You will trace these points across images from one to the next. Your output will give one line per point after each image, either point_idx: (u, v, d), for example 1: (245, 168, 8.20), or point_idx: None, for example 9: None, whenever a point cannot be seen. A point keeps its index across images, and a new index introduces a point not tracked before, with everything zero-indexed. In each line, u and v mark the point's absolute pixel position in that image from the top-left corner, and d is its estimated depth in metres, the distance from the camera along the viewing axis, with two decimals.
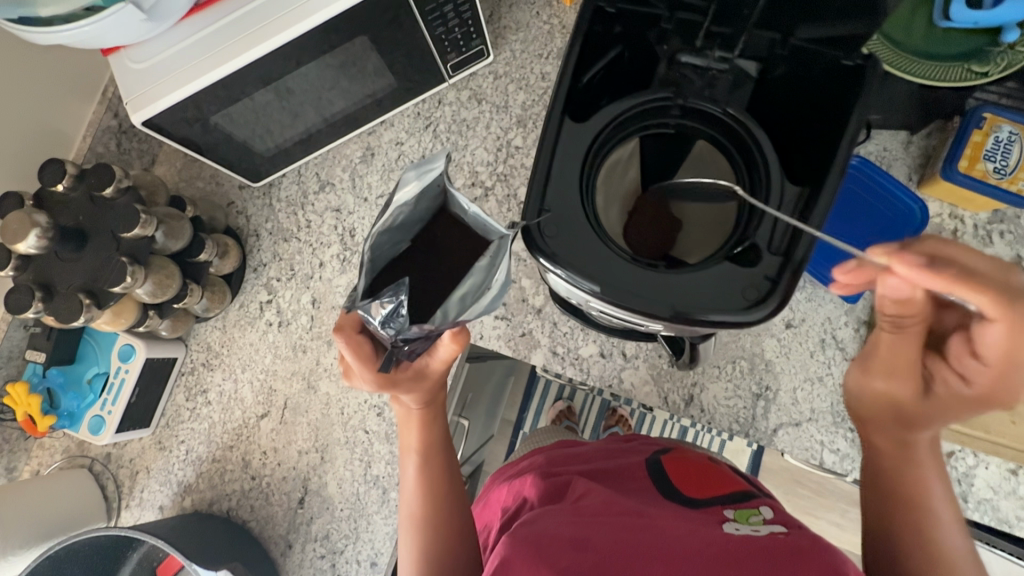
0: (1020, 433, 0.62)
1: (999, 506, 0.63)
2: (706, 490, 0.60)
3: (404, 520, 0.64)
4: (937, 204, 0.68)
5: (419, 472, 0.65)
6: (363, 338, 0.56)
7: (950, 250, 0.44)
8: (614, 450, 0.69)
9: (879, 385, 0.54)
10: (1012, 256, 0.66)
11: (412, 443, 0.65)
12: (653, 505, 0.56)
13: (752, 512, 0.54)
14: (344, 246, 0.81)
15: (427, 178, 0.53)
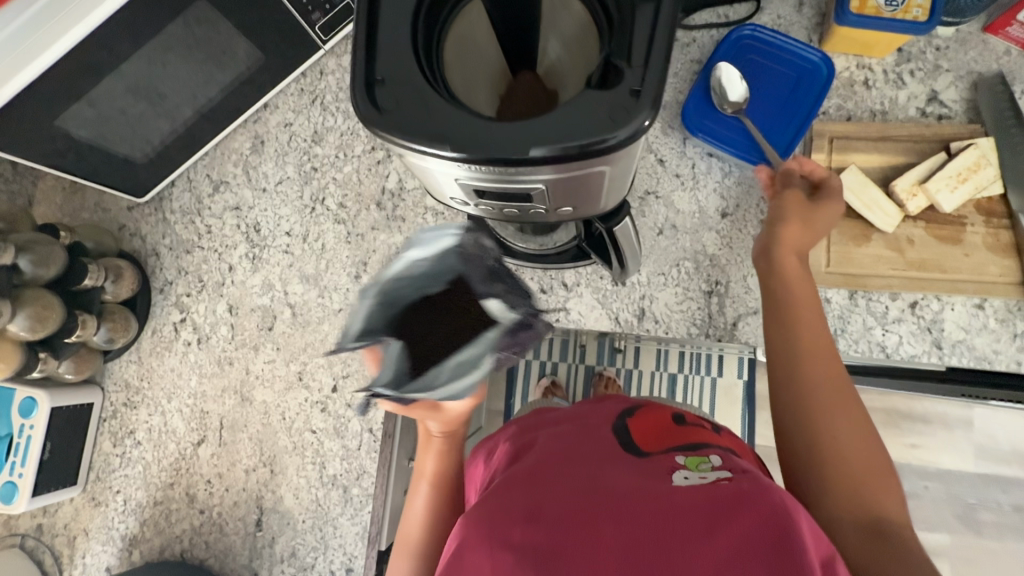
0: (975, 264, 0.59)
1: (974, 345, 0.59)
2: (665, 436, 0.53)
3: (394, 551, 0.57)
4: (843, 58, 0.65)
5: (432, 498, 0.58)
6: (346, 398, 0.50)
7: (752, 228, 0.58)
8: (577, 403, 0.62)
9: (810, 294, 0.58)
10: (927, 92, 0.64)
11: (426, 468, 0.60)
12: (603, 456, 0.50)
13: (701, 457, 0.49)
14: (251, 243, 0.74)
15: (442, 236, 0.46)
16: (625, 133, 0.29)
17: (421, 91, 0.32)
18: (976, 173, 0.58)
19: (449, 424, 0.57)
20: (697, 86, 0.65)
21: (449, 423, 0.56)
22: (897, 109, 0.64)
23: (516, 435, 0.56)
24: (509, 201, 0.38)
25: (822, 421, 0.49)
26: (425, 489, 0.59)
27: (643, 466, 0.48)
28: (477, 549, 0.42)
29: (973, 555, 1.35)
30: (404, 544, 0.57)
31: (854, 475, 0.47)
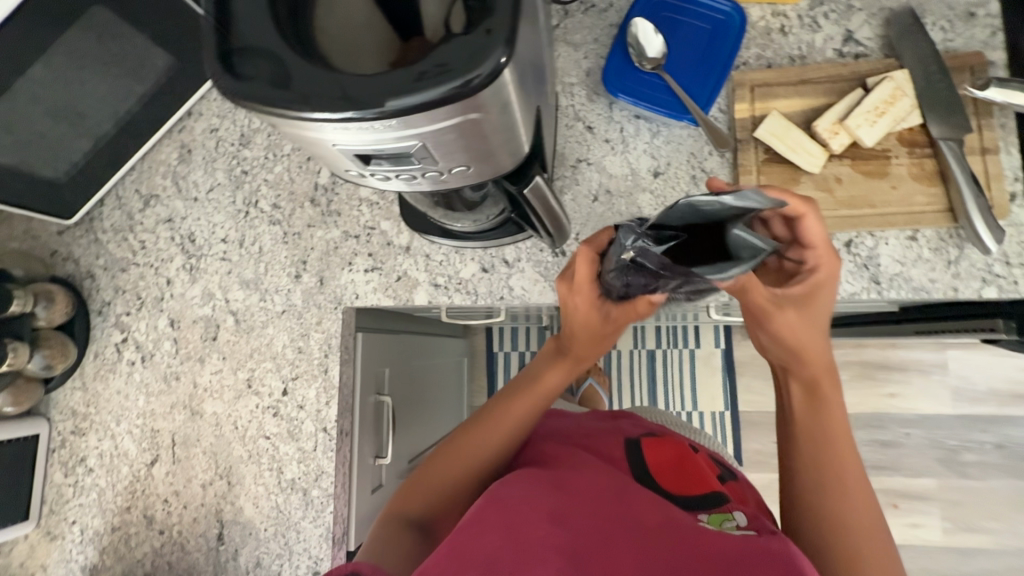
0: (903, 196, 0.59)
1: (910, 277, 0.60)
2: (688, 488, 0.52)
3: (466, 425, 0.57)
4: (757, 8, 0.65)
5: (528, 409, 0.57)
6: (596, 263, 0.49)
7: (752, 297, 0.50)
8: (594, 427, 0.61)
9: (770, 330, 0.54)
10: (843, 33, 0.64)
11: (550, 382, 0.57)
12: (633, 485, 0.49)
13: (725, 518, 0.47)
14: (187, 254, 0.73)
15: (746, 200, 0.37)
16: (485, 71, 0.29)
17: (279, 58, 0.31)
18: (893, 106, 0.59)
19: (587, 344, 0.55)
20: (616, 48, 0.64)
21: (600, 336, 0.55)
22: (816, 53, 0.64)
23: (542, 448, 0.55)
24: (396, 167, 0.37)
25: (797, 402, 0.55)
26: (530, 401, 0.57)
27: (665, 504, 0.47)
28: (498, 534, 0.40)
29: (960, 499, 1.33)
30: (454, 452, 0.56)
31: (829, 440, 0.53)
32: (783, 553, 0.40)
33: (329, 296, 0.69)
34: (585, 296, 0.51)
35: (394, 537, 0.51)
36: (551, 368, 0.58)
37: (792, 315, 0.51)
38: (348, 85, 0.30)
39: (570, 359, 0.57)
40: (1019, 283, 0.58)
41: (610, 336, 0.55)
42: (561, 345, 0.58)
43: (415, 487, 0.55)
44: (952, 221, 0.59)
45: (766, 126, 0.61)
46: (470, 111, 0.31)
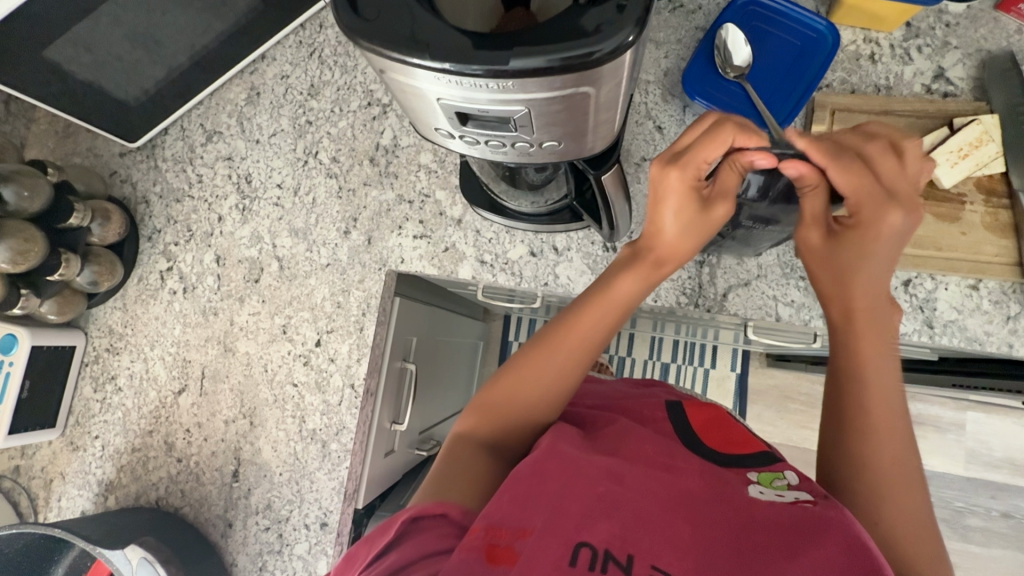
0: (973, 243, 0.58)
1: (966, 326, 0.59)
2: (731, 447, 0.49)
3: (537, 343, 0.51)
4: (850, 32, 0.64)
5: (600, 323, 0.50)
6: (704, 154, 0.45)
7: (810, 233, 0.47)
8: (631, 392, 0.58)
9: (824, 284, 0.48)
10: (934, 69, 0.63)
11: (615, 294, 0.50)
12: (678, 449, 0.46)
13: (775, 476, 0.44)
14: (241, 195, 0.74)
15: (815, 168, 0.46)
16: (609, 46, 0.29)
17: (407, 5, 0.32)
18: (978, 149, 0.57)
19: (678, 240, 0.48)
20: (699, 51, 0.63)
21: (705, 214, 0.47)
22: (903, 85, 0.63)
23: (580, 410, 0.53)
24: (493, 132, 0.37)
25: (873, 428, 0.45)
26: (599, 313, 0.50)
27: (712, 467, 0.44)
28: (554, 485, 0.40)
29: (959, 562, 1.31)
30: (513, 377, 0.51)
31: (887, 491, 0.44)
32: (836, 519, 0.37)
33: (375, 256, 0.70)
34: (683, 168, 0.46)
35: (464, 456, 0.48)
36: (622, 273, 0.50)
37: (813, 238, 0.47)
38: (471, 42, 0.30)
39: (649, 264, 0.50)
40: None
41: (722, 217, 0.47)
42: (637, 251, 0.51)
43: (496, 407, 0.51)
44: (1019, 275, 0.57)
45: None
46: (582, 86, 0.31)
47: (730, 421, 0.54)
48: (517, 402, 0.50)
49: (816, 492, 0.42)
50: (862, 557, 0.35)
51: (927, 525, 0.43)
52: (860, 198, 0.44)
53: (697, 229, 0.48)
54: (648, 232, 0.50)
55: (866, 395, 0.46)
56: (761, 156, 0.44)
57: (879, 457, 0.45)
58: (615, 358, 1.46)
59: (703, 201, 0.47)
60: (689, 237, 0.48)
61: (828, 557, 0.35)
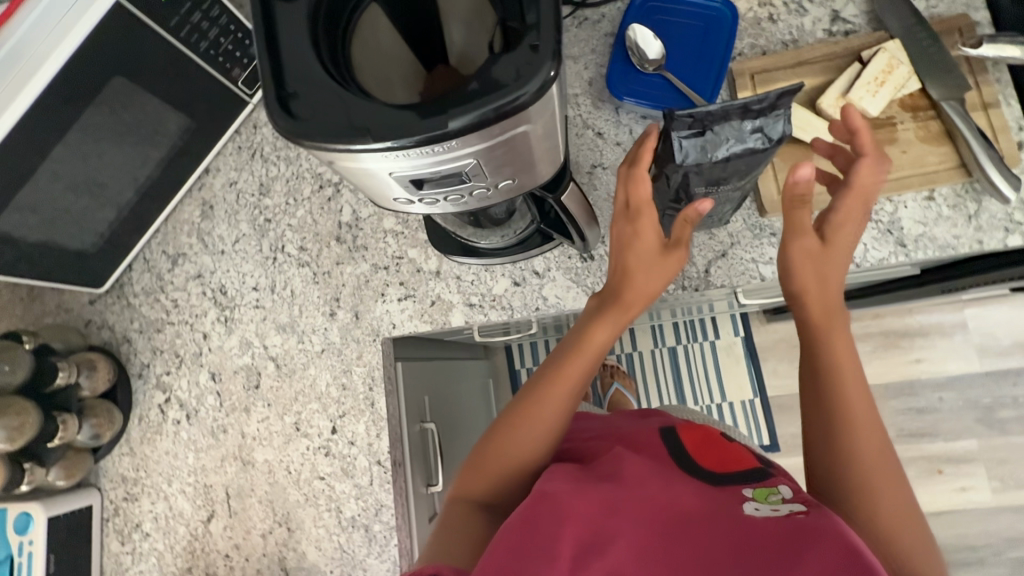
0: (914, 158, 0.61)
1: (934, 236, 0.61)
2: (727, 463, 0.51)
3: (524, 399, 0.53)
4: (744, 1, 0.68)
5: (584, 371, 0.53)
6: (649, 212, 0.51)
7: (797, 244, 0.52)
8: (628, 423, 0.60)
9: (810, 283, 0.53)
10: (829, 14, 0.67)
11: (600, 343, 0.53)
12: (673, 474, 0.48)
13: (770, 491, 0.46)
14: (220, 307, 0.74)
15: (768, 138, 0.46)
16: (533, 87, 0.31)
17: (337, 97, 0.33)
18: (891, 74, 0.61)
19: (641, 285, 0.52)
20: (616, 53, 0.66)
21: (660, 261, 0.52)
22: (807, 35, 0.67)
23: (574, 448, 0.55)
24: (449, 188, 0.39)
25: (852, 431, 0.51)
26: (584, 361, 0.53)
27: (709, 492, 0.46)
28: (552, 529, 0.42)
29: (1006, 456, 1.32)
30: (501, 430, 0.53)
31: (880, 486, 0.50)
32: (826, 525, 0.39)
33: (366, 329, 0.70)
34: (649, 214, 0.51)
35: (461, 519, 0.50)
36: (599, 322, 0.53)
37: (810, 243, 0.52)
38: (406, 117, 0.32)
39: (618, 310, 0.53)
40: None
41: (675, 264, 0.52)
42: (603, 299, 0.54)
43: (484, 464, 0.52)
44: (966, 176, 0.60)
45: None
46: (518, 128, 0.33)
47: (724, 439, 0.55)
48: (507, 457, 0.52)
49: (808, 501, 0.44)
50: (857, 556, 0.36)
51: (913, 507, 0.49)
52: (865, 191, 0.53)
53: (657, 273, 0.53)
54: (616, 279, 0.53)
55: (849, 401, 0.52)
56: (700, 207, 0.48)
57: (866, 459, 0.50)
58: (623, 357, 1.47)
59: (655, 247, 0.52)
60: (647, 281, 0.52)
61: (821, 564, 0.37)
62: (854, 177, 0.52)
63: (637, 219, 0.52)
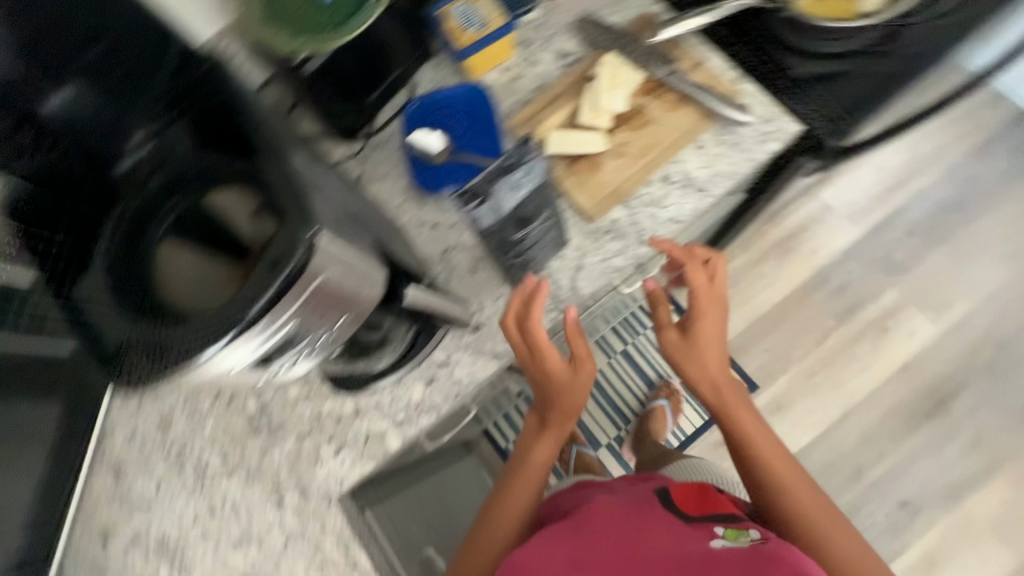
0: (672, 125, 0.74)
1: (719, 173, 0.73)
2: (705, 509, 0.70)
3: (504, 488, 0.71)
4: (491, 74, 0.81)
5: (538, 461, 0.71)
6: (529, 319, 0.65)
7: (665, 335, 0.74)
8: (624, 489, 0.78)
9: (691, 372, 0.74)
10: (556, 54, 0.81)
11: (540, 449, 0.71)
12: (657, 526, 0.64)
13: (740, 532, 0.62)
14: (168, 558, 0.71)
15: (531, 177, 0.59)
16: (303, 250, 0.37)
17: (167, 335, 0.39)
18: (619, 77, 0.74)
19: (546, 377, 0.67)
20: (414, 161, 0.75)
21: (544, 367, 0.67)
22: (548, 76, 0.80)
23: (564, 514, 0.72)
24: (297, 348, 0.43)
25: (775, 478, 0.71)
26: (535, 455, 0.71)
27: (685, 532, 0.62)
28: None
29: None
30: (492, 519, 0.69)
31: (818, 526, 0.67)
32: (775, 551, 0.52)
33: (318, 498, 0.70)
34: (532, 326, 0.65)
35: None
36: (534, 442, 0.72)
37: (673, 337, 0.74)
38: (218, 321, 0.37)
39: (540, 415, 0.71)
40: (782, 131, 0.74)
41: (554, 355, 0.66)
42: (540, 418, 0.72)
43: (480, 552, 0.67)
44: (712, 121, 0.74)
45: (553, 141, 0.73)
46: (313, 281, 0.38)
47: (715, 493, 0.74)
48: (494, 539, 0.67)
49: (765, 537, 0.58)
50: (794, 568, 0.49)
51: (846, 531, 0.67)
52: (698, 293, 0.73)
53: (547, 375, 0.67)
54: (532, 380, 0.69)
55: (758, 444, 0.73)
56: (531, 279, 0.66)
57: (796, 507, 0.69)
58: None
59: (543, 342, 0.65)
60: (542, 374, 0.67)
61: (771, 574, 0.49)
62: (688, 276, 0.73)
63: (517, 323, 0.66)
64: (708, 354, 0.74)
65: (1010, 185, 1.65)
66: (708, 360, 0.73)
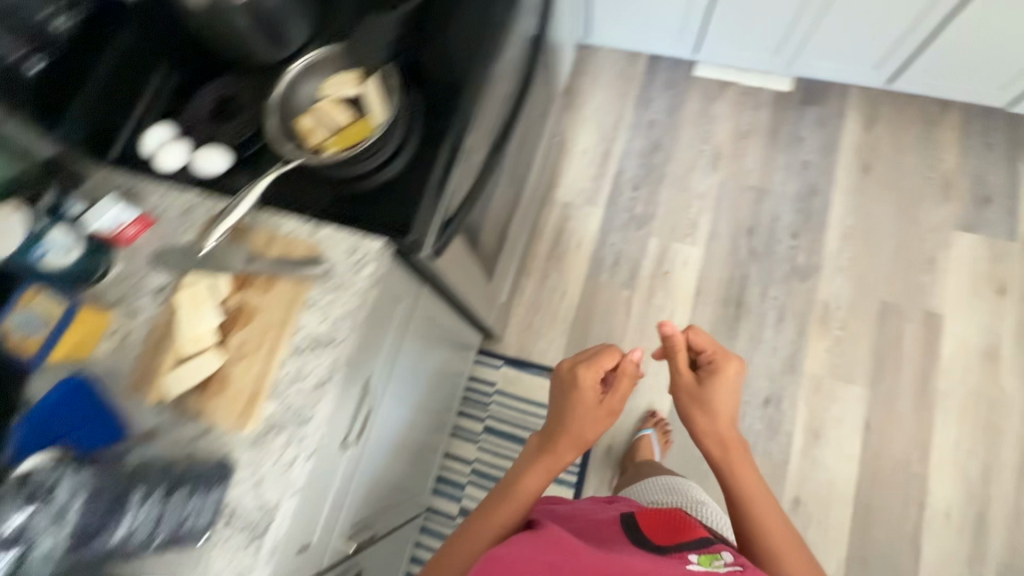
0: (273, 305, 0.76)
1: (338, 319, 0.76)
2: (671, 524, 0.77)
3: (508, 490, 0.89)
4: (97, 349, 0.77)
5: (537, 480, 0.91)
6: (579, 399, 0.95)
7: (688, 382, 1.03)
8: (592, 518, 0.89)
9: (700, 420, 1.00)
10: (152, 295, 0.80)
11: (541, 475, 0.92)
12: (629, 547, 0.72)
13: (713, 557, 0.69)
14: None
15: (77, 493, 0.66)
16: None
17: None
18: (199, 295, 0.75)
19: (594, 433, 0.95)
20: None
21: (597, 416, 0.96)
22: (152, 319, 0.78)
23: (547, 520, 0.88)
24: None
25: (753, 509, 0.93)
26: (539, 470, 0.92)
27: (663, 559, 0.69)
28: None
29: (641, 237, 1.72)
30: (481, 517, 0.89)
31: (777, 543, 0.90)
32: None
33: None
34: (581, 402, 0.95)
35: None
36: (530, 475, 0.91)
37: (689, 387, 1.02)
38: None
39: (548, 453, 0.94)
40: (371, 254, 0.79)
41: (591, 427, 0.95)
42: (537, 454, 0.94)
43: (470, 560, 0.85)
44: (307, 280, 0.77)
45: (172, 385, 0.72)
46: None
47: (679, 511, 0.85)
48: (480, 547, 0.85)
49: (740, 563, 0.68)
50: None
51: (806, 556, 0.90)
52: (716, 358, 1.04)
53: (586, 424, 0.95)
54: (555, 425, 0.96)
55: (745, 480, 0.96)
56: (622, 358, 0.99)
57: (774, 538, 0.90)
58: None
59: (592, 402, 0.95)
60: (584, 425, 0.95)
61: None
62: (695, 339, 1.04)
63: (596, 403, 0.96)
64: (720, 399, 1.00)
65: (677, 111, 1.94)
66: (722, 411, 0.99)
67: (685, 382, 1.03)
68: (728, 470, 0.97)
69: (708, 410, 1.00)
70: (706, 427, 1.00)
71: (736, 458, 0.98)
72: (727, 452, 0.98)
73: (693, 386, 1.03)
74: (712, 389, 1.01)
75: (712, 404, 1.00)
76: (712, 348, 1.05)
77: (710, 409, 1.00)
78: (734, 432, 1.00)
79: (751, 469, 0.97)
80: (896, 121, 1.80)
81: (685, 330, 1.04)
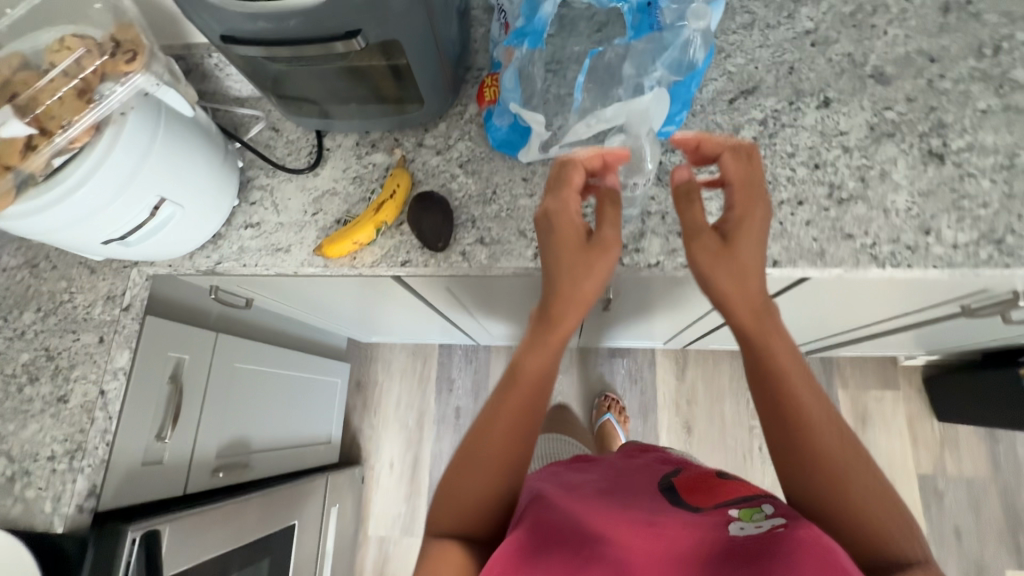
0: None
1: None
2: (721, 494, 0.55)
3: (489, 416, 0.57)
4: None
5: (531, 390, 0.57)
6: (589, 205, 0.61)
7: (687, 184, 0.60)
8: (621, 469, 0.67)
9: (723, 280, 0.56)
10: None
11: (532, 370, 0.57)
12: (661, 511, 0.53)
13: (753, 510, 0.50)
14: None
15: None
16: None
17: None
18: None
19: (591, 287, 0.58)
20: None
21: (596, 263, 0.58)
22: None
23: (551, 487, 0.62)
24: None
25: (848, 488, 0.51)
26: (529, 388, 0.57)
27: (698, 519, 0.51)
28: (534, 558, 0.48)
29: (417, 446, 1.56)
30: (466, 458, 0.56)
31: (865, 507, 0.49)
32: (803, 535, 0.42)
33: None
34: (594, 255, 0.58)
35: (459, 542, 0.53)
36: (529, 353, 0.58)
37: (709, 244, 0.56)
38: None
39: (574, 306, 0.58)
40: None
41: (603, 263, 0.58)
42: (543, 324, 0.58)
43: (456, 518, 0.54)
44: None
45: None
46: None
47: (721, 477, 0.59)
48: (468, 499, 0.54)
49: (788, 516, 0.47)
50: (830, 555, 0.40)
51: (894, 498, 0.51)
52: (746, 177, 0.59)
53: (601, 269, 0.58)
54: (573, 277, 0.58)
55: (809, 406, 0.54)
56: (682, 176, 0.61)
57: (850, 476, 0.51)
58: None
59: (585, 236, 0.59)
60: (582, 288, 0.58)
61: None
62: (731, 175, 0.59)
63: (604, 246, 0.58)
64: (747, 241, 0.57)
65: (482, 390, 1.71)
66: (750, 277, 0.56)
67: (684, 192, 0.60)
68: (793, 406, 0.54)
69: (750, 243, 0.57)
70: (748, 258, 0.56)
71: (773, 353, 0.55)
72: (755, 357, 0.56)
73: (687, 187, 0.60)
74: (747, 172, 0.59)
75: (749, 269, 0.56)
76: (747, 169, 0.59)
77: (744, 264, 0.56)
78: (765, 300, 0.57)
79: (803, 367, 0.56)
80: (707, 362, 1.64)
81: (727, 145, 0.60)
